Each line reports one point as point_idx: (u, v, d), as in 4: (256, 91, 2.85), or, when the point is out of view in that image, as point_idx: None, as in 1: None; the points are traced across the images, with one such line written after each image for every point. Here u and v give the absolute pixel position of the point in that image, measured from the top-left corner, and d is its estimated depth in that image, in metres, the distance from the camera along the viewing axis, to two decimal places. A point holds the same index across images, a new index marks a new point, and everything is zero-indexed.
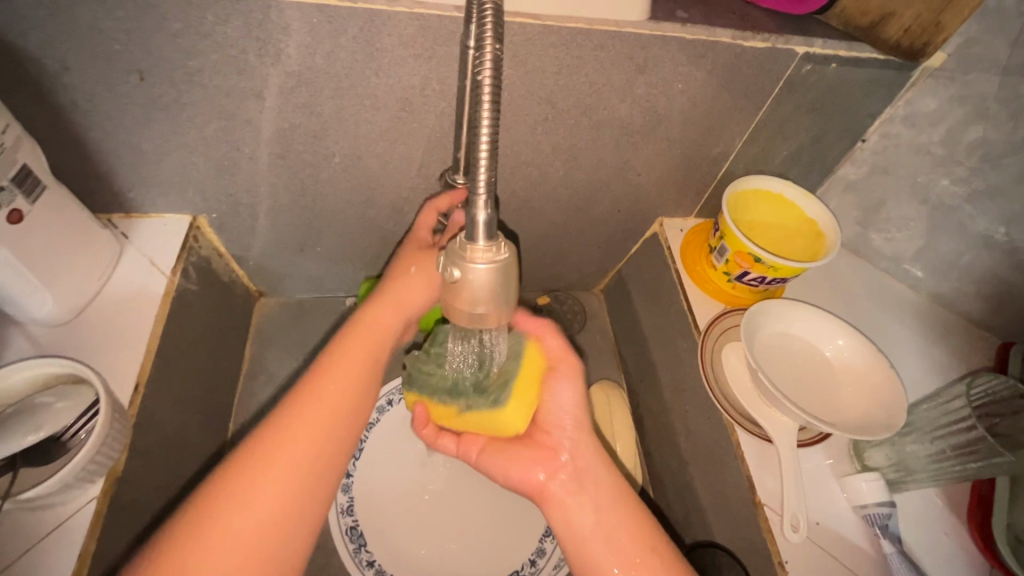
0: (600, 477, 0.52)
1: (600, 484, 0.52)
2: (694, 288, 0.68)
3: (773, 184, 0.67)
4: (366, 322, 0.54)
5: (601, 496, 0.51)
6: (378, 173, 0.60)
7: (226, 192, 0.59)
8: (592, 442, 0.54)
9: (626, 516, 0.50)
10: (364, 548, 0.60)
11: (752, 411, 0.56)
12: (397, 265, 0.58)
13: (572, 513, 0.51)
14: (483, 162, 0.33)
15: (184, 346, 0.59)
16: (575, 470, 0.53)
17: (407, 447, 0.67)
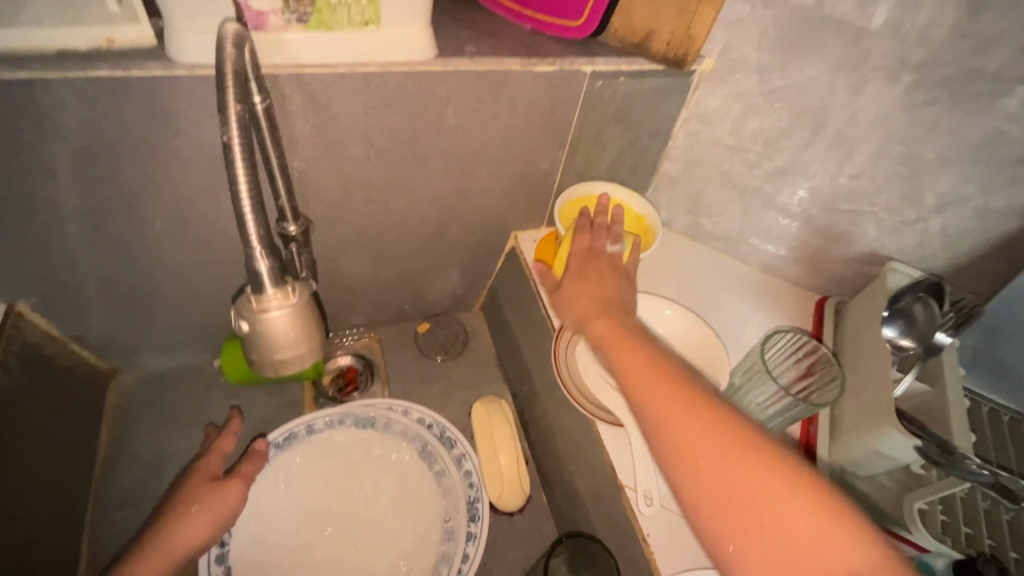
0: (657, 396, 0.45)
1: (680, 401, 0.44)
2: (549, 293, 0.72)
3: (601, 187, 0.72)
4: (169, 539, 0.56)
5: (651, 390, 0.46)
6: (210, 233, 0.60)
7: (41, 276, 0.56)
8: (629, 341, 0.52)
9: (702, 428, 0.42)
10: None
11: (604, 400, 0.61)
12: (188, 499, 0.59)
13: (679, 412, 0.43)
14: (249, 216, 0.35)
15: (13, 444, 0.54)
16: (658, 393, 0.45)
17: (289, 501, 0.66)
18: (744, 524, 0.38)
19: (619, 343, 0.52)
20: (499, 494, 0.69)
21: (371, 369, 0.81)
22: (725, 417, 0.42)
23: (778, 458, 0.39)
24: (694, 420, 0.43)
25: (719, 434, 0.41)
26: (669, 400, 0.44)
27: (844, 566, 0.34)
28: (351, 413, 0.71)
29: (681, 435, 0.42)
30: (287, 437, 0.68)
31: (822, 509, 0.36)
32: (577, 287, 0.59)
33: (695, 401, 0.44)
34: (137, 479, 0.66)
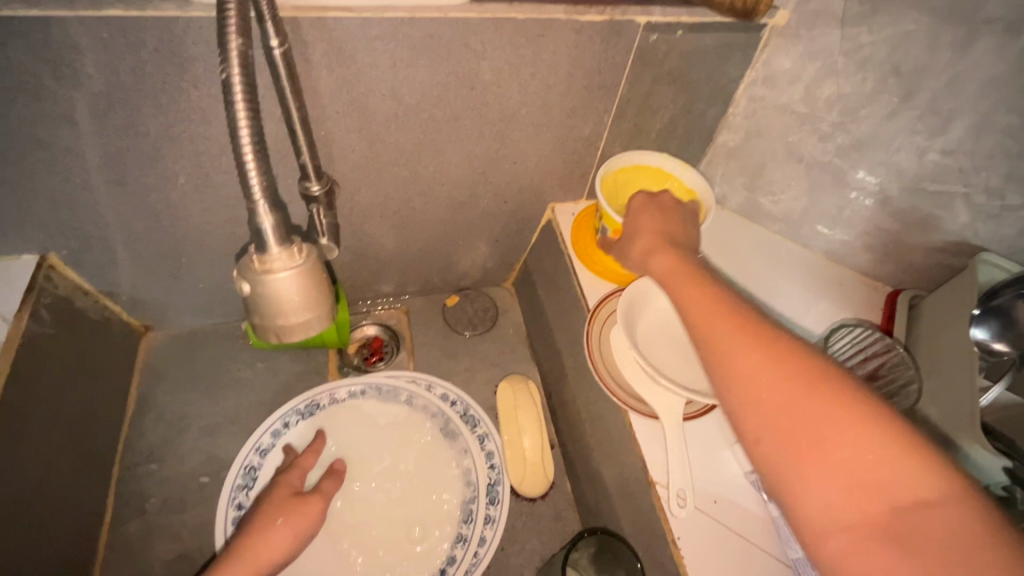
0: (714, 328, 0.43)
1: (736, 329, 0.42)
2: (586, 272, 0.67)
3: (650, 157, 0.66)
4: (254, 549, 0.52)
5: (713, 323, 0.44)
6: (235, 191, 0.58)
7: (69, 226, 0.56)
8: (692, 278, 0.49)
9: (763, 355, 0.40)
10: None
11: (640, 390, 0.56)
12: (273, 511, 0.55)
13: (733, 339, 0.42)
14: (249, 164, 0.32)
15: (41, 393, 0.55)
16: (710, 321, 0.44)
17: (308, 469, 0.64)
18: (804, 447, 0.36)
19: (676, 279, 0.49)
20: (521, 480, 0.66)
21: (398, 340, 0.79)
22: (789, 346, 0.40)
23: (843, 384, 0.37)
24: (756, 348, 0.41)
25: (783, 360, 0.39)
26: (721, 328, 0.43)
27: (907, 488, 0.32)
28: (374, 386, 0.69)
29: (742, 363, 0.40)
30: (309, 406, 0.67)
31: (889, 432, 0.34)
32: (646, 222, 0.57)
33: (744, 324, 0.43)
34: (162, 435, 0.67)
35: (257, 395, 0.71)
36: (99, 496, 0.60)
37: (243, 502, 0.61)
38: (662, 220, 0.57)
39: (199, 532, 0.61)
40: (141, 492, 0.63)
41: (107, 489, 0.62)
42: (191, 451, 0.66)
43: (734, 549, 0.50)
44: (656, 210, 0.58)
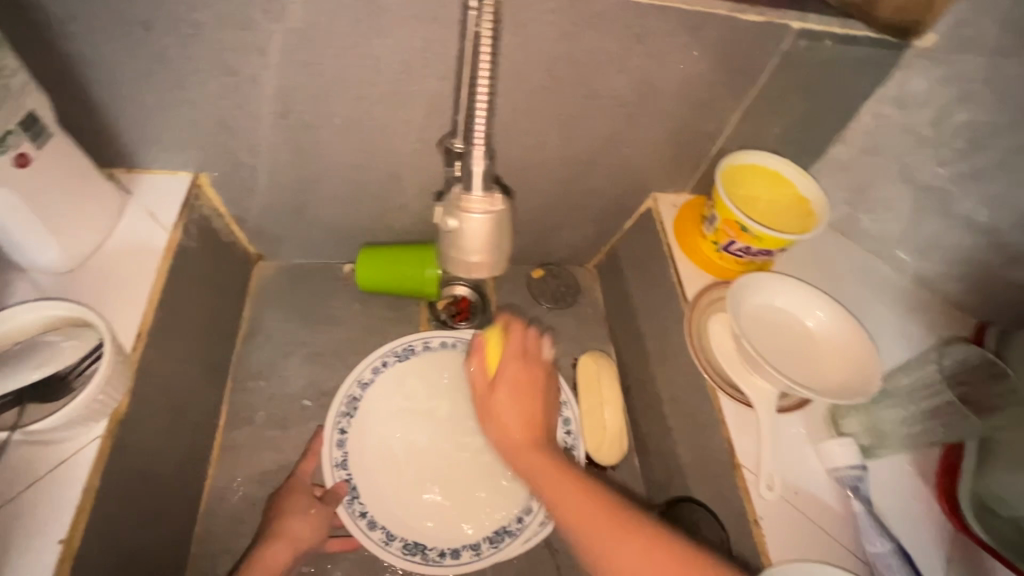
0: (614, 545, 0.47)
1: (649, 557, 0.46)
2: (685, 260, 0.70)
3: (772, 161, 0.67)
4: (263, 559, 0.56)
5: (585, 519, 0.49)
6: (377, 139, 0.61)
7: (227, 150, 0.60)
8: (535, 448, 0.55)
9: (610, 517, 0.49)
10: (357, 499, 0.62)
11: (736, 377, 0.59)
12: (277, 520, 0.59)
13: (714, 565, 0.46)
14: (481, 112, 0.35)
15: (186, 299, 0.60)
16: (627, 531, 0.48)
17: (399, 408, 0.68)
18: None
19: (551, 477, 0.53)
20: (598, 447, 0.69)
21: (484, 303, 0.82)
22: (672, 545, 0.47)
23: None
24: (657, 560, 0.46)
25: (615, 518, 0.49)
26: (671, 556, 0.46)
27: None
28: (464, 340, 0.72)
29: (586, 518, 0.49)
30: (405, 349, 0.70)
31: None
32: (512, 412, 0.56)
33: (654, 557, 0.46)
34: (269, 357, 0.72)
35: (353, 334, 0.76)
36: (215, 403, 0.65)
37: (344, 427, 0.65)
38: (529, 395, 0.57)
39: (299, 449, 0.66)
40: (249, 406, 0.68)
41: (221, 398, 0.67)
42: (294, 376, 0.71)
43: (812, 537, 0.53)
44: (512, 383, 0.57)
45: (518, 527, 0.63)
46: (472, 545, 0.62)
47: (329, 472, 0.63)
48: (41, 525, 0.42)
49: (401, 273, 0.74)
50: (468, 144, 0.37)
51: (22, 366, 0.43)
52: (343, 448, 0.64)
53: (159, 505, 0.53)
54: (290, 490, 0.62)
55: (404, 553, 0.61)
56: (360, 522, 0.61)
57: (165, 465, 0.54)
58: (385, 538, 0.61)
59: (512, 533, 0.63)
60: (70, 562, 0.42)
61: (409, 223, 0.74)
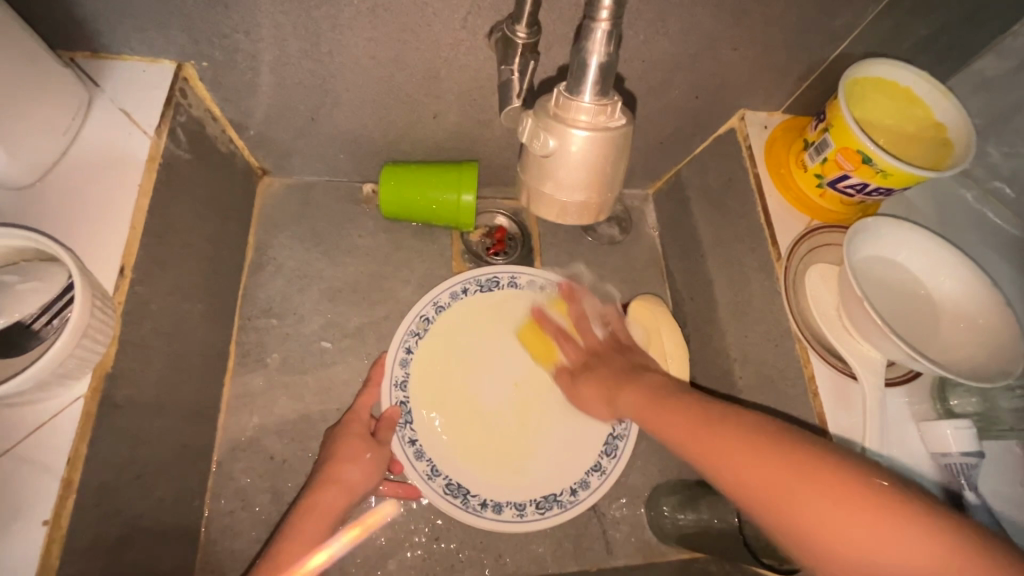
0: (739, 455, 0.38)
1: (766, 448, 0.38)
2: (775, 195, 0.58)
3: (903, 74, 0.53)
4: (318, 505, 0.49)
5: (687, 423, 0.43)
6: (410, 23, 0.47)
7: (218, 31, 0.46)
8: (666, 403, 0.46)
9: (772, 452, 0.37)
10: (410, 424, 0.57)
11: (836, 342, 0.50)
12: (327, 466, 0.52)
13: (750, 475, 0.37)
14: None
15: (180, 223, 0.49)
16: (745, 440, 0.39)
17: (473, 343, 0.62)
18: (838, 517, 0.34)
19: (696, 422, 0.42)
20: None
21: (526, 233, 0.71)
22: (804, 437, 0.38)
23: (826, 455, 0.36)
24: (779, 450, 0.37)
25: (769, 450, 0.37)
26: (760, 467, 0.37)
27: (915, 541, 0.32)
28: (556, 285, 0.65)
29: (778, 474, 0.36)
30: (488, 281, 0.64)
31: (847, 488, 0.34)
32: (596, 394, 0.55)
33: (769, 449, 0.37)
34: (281, 291, 0.62)
35: (375, 266, 0.65)
36: (222, 342, 0.57)
37: (410, 348, 0.60)
38: (609, 368, 0.56)
39: (317, 397, 0.59)
40: (261, 346, 0.60)
41: (228, 337, 0.59)
42: (311, 313, 0.62)
43: None
44: (586, 390, 0.56)
45: (570, 500, 0.58)
46: (517, 503, 0.57)
47: (388, 392, 0.58)
48: (20, 506, 0.35)
49: (432, 195, 0.62)
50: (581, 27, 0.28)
51: None
52: (406, 368, 0.60)
53: (164, 465, 0.46)
54: (346, 431, 0.55)
55: (446, 492, 0.56)
56: (410, 451, 0.56)
57: (168, 419, 0.47)
58: (429, 472, 0.56)
59: (563, 504, 0.57)
60: (60, 546, 0.35)
61: (443, 136, 0.61)
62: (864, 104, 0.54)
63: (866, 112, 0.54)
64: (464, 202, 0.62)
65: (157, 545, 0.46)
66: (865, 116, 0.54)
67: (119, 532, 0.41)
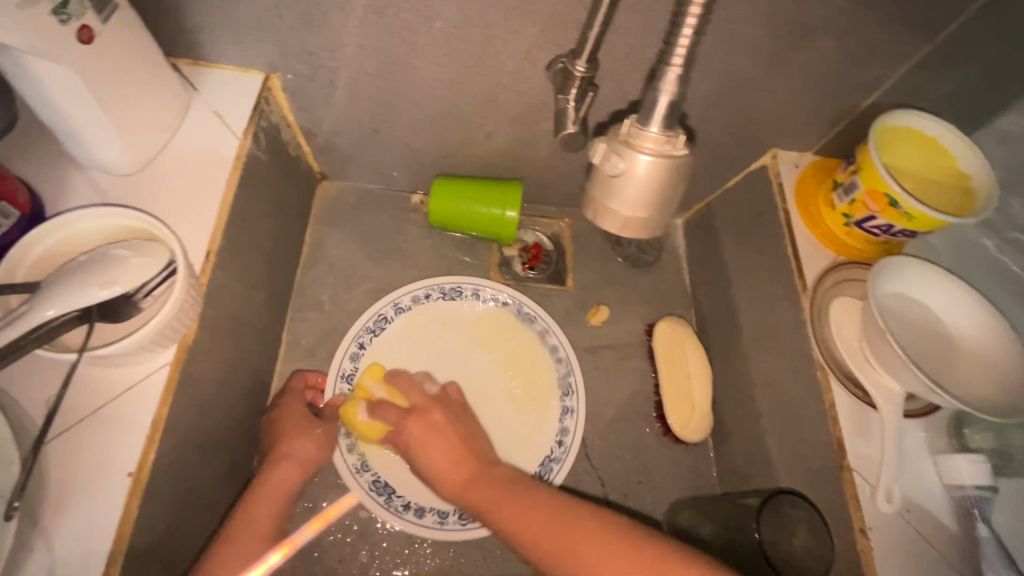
0: (552, 551, 0.45)
1: (593, 555, 0.43)
2: (804, 230, 0.61)
3: (930, 125, 0.56)
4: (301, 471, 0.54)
5: (536, 521, 0.47)
6: (479, 52, 0.52)
7: (306, 48, 0.52)
8: (504, 505, 0.49)
9: (613, 558, 0.43)
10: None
11: (857, 372, 0.52)
12: (281, 440, 0.55)
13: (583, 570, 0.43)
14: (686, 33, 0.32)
15: (253, 217, 0.54)
16: (567, 539, 0.45)
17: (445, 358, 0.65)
18: None
19: (538, 525, 0.47)
20: (683, 425, 0.64)
21: (560, 250, 0.74)
22: (621, 535, 0.44)
23: (631, 542, 0.44)
24: (605, 551, 0.43)
25: (609, 546, 0.43)
26: (579, 562, 0.43)
27: None
28: (521, 303, 0.68)
29: (598, 563, 0.43)
30: (453, 290, 0.67)
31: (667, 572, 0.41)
32: (439, 453, 0.53)
33: (604, 546, 0.43)
34: (331, 288, 0.67)
35: (418, 271, 0.70)
36: (275, 330, 0.61)
37: (364, 344, 0.63)
38: (439, 430, 0.55)
39: None
40: (308, 337, 0.64)
41: (280, 327, 0.63)
42: (356, 310, 0.66)
43: (926, 557, 0.48)
44: (423, 435, 0.54)
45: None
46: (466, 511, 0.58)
47: (332, 383, 0.61)
48: (108, 456, 0.39)
49: (476, 209, 0.67)
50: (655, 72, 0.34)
51: (89, 283, 0.36)
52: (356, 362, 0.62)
53: (221, 437, 0.50)
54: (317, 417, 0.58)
55: (369, 489, 0.58)
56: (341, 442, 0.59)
57: (229, 395, 0.51)
58: (358, 467, 0.58)
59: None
60: (139, 497, 0.38)
61: (492, 155, 0.66)
62: (891, 151, 0.57)
63: (893, 158, 0.57)
64: (506, 216, 0.67)
65: (209, 511, 0.49)
66: (892, 162, 0.57)
67: (182, 492, 0.44)
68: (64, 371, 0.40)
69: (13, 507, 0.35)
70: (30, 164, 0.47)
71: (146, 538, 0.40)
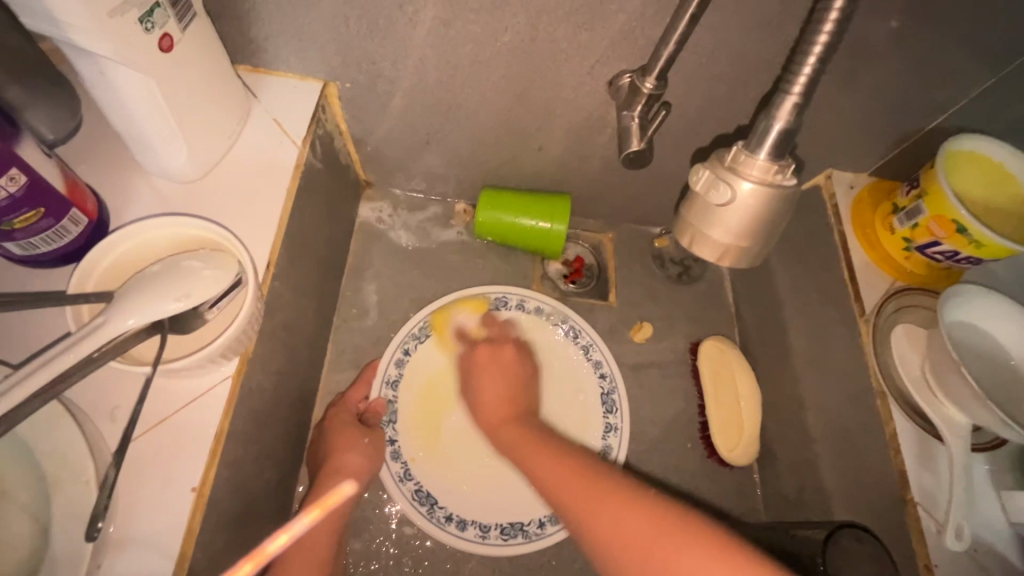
0: (580, 497, 0.47)
1: (615, 501, 0.45)
2: (860, 254, 0.60)
3: (997, 150, 0.54)
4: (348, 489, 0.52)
5: (564, 478, 0.49)
6: (542, 66, 0.52)
7: (368, 58, 0.51)
8: (542, 450, 0.52)
9: (637, 513, 0.43)
10: (393, 423, 0.59)
11: (921, 403, 0.51)
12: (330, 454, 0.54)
13: (608, 526, 0.44)
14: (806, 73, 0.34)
15: (308, 225, 0.53)
16: (592, 488, 0.47)
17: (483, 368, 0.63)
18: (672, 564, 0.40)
19: (565, 476, 0.49)
20: (731, 449, 0.62)
21: (603, 264, 0.74)
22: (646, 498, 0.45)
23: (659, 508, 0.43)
24: (636, 512, 0.43)
25: (634, 505, 0.44)
26: (605, 516, 0.44)
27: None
28: (566, 318, 0.67)
29: (623, 523, 0.43)
30: (499, 301, 0.66)
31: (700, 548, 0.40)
32: (493, 386, 0.59)
33: (633, 505, 0.44)
34: (376, 296, 0.66)
35: (462, 282, 0.69)
36: (321, 339, 0.61)
37: (409, 351, 0.62)
38: (504, 369, 0.60)
39: None
40: (352, 346, 0.63)
41: (325, 335, 0.62)
42: (399, 320, 0.65)
43: None
44: (486, 367, 0.60)
45: (536, 533, 0.57)
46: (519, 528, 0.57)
47: (378, 388, 0.60)
48: (173, 469, 0.38)
49: (523, 222, 0.66)
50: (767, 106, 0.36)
51: (161, 293, 0.35)
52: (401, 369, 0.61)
53: (272, 449, 0.50)
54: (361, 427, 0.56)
55: (414, 500, 0.56)
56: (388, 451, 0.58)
57: (281, 406, 0.50)
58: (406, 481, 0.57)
59: (528, 535, 0.57)
60: (201, 513, 0.38)
61: (542, 167, 0.65)
62: (956, 174, 0.56)
63: (957, 181, 0.56)
64: (553, 231, 0.66)
65: (259, 523, 0.49)
66: (956, 185, 0.56)
67: (236, 505, 0.43)
68: (128, 380, 0.40)
69: (93, 529, 0.34)
70: (95, 167, 0.46)
71: (205, 553, 0.39)
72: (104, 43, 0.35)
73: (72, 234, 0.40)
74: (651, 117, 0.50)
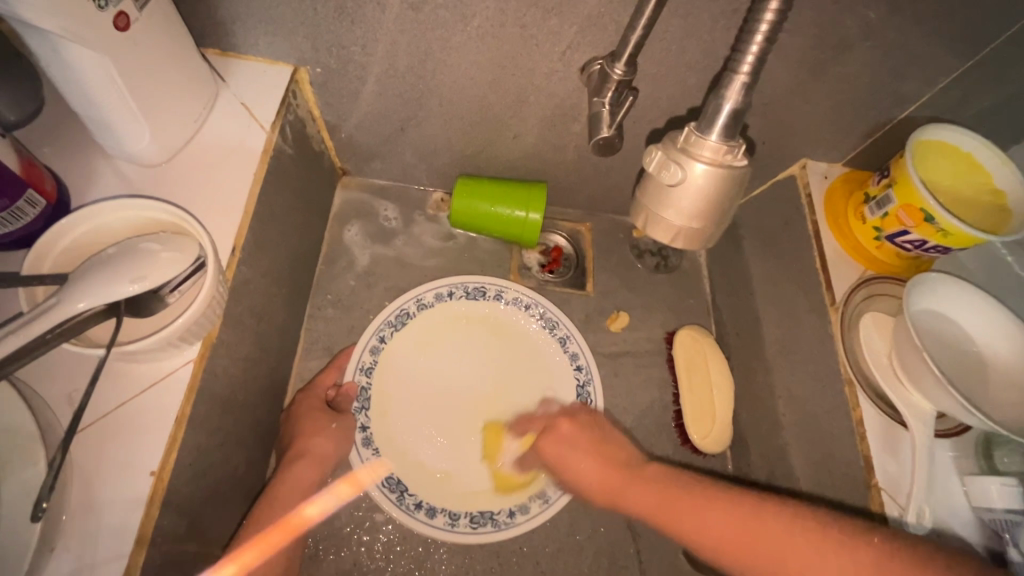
0: (677, 516, 0.47)
1: (699, 499, 0.47)
2: (833, 243, 0.61)
3: (967, 140, 0.55)
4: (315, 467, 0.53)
5: (665, 499, 0.48)
6: (513, 52, 0.51)
7: (337, 42, 0.51)
8: (623, 480, 0.51)
9: (718, 507, 0.45)
10: (364, 410, 0.59)
11: (886, 389, 0.52)
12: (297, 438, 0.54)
13: (700, 528, 0.45)
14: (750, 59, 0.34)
15: (277, 211, 0.53)
16: (673, 498, 0.48)
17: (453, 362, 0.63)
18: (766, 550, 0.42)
19: (660, 492, 0.49)
20: (704, 436, 0.63)
21: (581, 253, 0.74)
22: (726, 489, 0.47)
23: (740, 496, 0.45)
24: (721, 508, 0.45)
25: (709, 497, 0.46)
26: (689, 517, 0.46)
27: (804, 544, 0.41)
28: (540, 306, 0.66)
29: (710, 517, 0.45)
30: (476, 290, 0.66)
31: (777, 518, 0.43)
32: (581, 457, 0.54)
33: (712, 500, 0.46)
34: (350, 284, 0.66)
35: (438, 271, 0.69)
36: (294, 327, 0.60)
37: (383, 338, 0.62)
38: (585, 434, 0.55)
39: None
40: (326, 334, 0.63)
41: (299, 323, 0.62)
42: (374, 308, 0.65)
43: None
44: (570, 445, 0.55)
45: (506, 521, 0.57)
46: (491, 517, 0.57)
47: (352, 375, 0.60)
48: (132, 453, 0.38)
49: (499, 210, 0.66)
50: (715, 89, 0.36)
51: (116, 275, 0.35)
52: (376, 357, 0.61)
53: (240, 435, 0.49)
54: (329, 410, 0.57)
55: (383, 486, 0.56)
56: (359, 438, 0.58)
57: (249, 392, 0.50)
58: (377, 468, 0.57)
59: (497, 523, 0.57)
60: (159, 498, 0.37)
61: (518, 155, 0.65)
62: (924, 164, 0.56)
63: (925, 172, 0.56)
64: (529, 219, 0.66)
65: (226, 509, 0.48)
66: (925, 175, 0.56)
67: (200, 491, 0.43)
68: (87, 365, 0.39)
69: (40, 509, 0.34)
70: (58, 151, 0.46)
71: (166, 538, 0.39)
72: (51, 19, 0.34)
73: (29, 216, 0.40)
74: (621, 104, 0.50)
